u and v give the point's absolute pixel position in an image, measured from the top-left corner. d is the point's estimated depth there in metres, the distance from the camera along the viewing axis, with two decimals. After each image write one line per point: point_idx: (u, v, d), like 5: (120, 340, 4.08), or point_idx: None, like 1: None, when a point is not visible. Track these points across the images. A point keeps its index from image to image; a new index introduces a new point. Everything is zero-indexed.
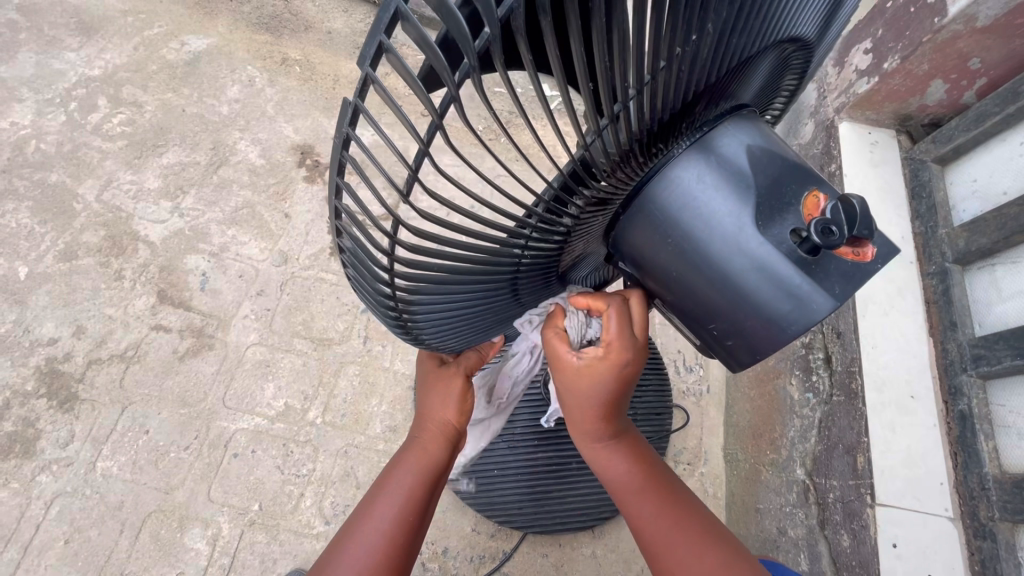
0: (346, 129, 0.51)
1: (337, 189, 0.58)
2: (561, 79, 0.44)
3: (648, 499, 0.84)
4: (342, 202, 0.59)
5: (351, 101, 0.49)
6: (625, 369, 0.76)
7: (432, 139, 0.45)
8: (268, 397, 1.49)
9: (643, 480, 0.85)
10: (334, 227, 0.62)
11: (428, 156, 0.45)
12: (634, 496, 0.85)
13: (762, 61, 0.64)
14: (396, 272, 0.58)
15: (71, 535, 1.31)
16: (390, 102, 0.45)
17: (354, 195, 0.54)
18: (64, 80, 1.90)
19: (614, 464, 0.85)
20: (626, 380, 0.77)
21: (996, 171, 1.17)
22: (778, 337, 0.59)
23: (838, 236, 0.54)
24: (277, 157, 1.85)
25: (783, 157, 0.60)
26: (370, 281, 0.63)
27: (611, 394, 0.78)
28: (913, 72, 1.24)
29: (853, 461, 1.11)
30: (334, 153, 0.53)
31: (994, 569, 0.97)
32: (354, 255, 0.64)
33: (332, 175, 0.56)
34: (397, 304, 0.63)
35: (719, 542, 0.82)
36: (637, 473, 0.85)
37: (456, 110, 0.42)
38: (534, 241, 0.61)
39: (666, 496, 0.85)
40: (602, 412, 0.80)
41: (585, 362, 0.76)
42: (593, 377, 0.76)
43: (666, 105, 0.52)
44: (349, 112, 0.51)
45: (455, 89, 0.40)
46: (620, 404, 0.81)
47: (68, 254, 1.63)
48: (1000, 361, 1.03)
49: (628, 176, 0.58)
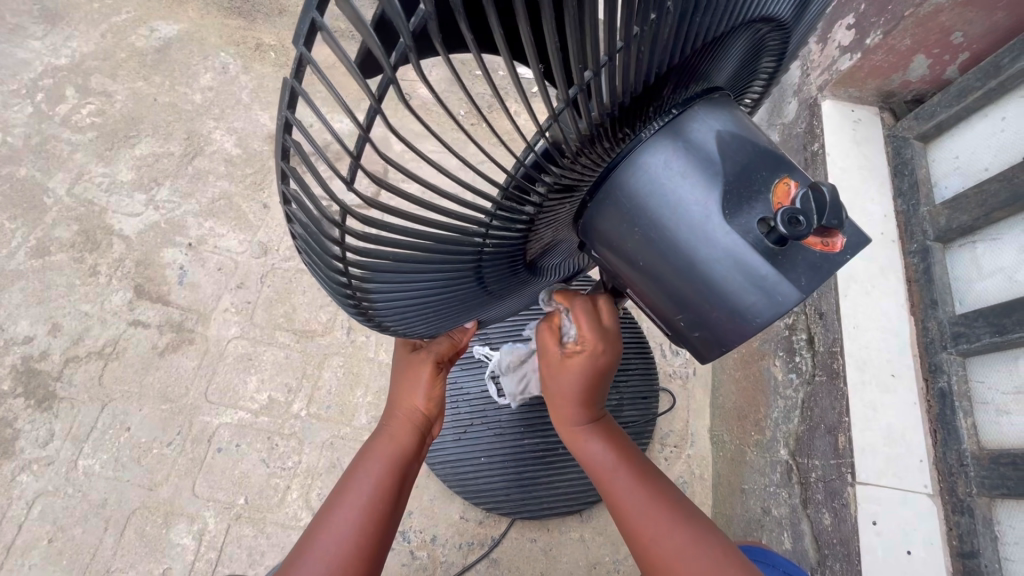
0: (285, 112, 0.49)
1: (284, 173, 0.56)
2: (508, 60, 0.41)
3: (626, 473, 0.86)
4: (291, 187, 0.57)
5: (288, 81, 0.47)
6: (600, 361, 0.82)
7: (373, 123, 0.43)
8: (251, 390, 1.48)
9: (620, 458, 0.87)
10: (286, 211, 0.61)
11: (368, 141, 0.43)
12: (612, 473, 0.86)
13: (735, 41, 0.62)
14: (348, 261, 0.57)
15: (55, 533, 1.30)
16: (325, 84, 0.42)
17: (299, 180, 0.52)
18: (29, 70, 1.84)
19: (592, 448, 0.88)
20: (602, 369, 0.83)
21: (978, 147, 1.16)
22: (744, 329, 0.57)
23: (806, 226, 0.53)
24: (254, 146, 1.81)
25: (754, 142, 0.59)
26: (326, 269, 0.62)
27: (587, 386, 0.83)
28: (896, 47, 1.22)
29: (835, 440, 1.12)
30: (278, 137, 0.51)
31: (971, 544, 0.98)
32: (307, 241, 0.62)
33: (278, 160, 0.54)
34: (354, 292, 0.62)
35: (696, 524, 0.82)
36: (615, 454, 0.87)
37: (395, 93, 0.40)
38: (496, 229, 0.59)
39: (644, 472, 0.87)
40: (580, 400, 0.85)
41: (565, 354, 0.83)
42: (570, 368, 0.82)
43: (629, 88, 0.50)
44: (289, 94, 0.48)
45: (392, 71, 0.38)
46: (600, 391, 0.87)
47: (41, 250, 1.59)
48: (979, 339, 1.03)
49: (593, 163, 0.57)
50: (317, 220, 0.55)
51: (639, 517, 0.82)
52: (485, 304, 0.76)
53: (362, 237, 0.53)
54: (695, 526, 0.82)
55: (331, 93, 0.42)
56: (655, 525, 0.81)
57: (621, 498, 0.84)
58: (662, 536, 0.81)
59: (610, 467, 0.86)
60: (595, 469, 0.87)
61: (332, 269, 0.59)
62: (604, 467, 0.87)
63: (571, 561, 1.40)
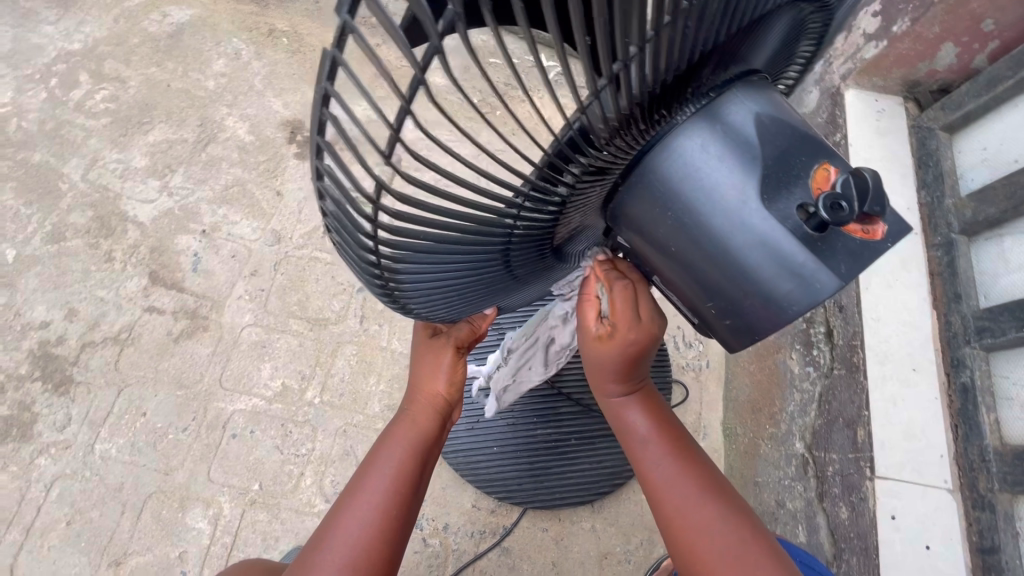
0: (324, 84, 0.48)
1: (318, 149, 0.55)
2: (556, 37, 0.40)
3: (658, 446, 0.85)
4: (323, 163, 0.56)
5: (328, 51, 0.46)
6: (633, 346, 0.80)
7: (415, 95, 0.42)
8: (265, 377, 1.49)
9: (657, 430, 0.87)
10: (317, 187, 0.60)
11: (409, 113, 0.42)
12: (650, 443, 0.86)
13: (775, 22, 0.60)
14: (379, 239, 0.56)
15: (73, 516, 1.32)
16: (367, 53, 0.41)
17: (334, 154, 0.51)
18: (43, 55, 1.84)
19: (630, 416, 0.88)
20: (636, 354, 0.81)
21: (1007, 138, 1.14)
22: (778, 317, 0.56)
23: (848, 212, 0.52)
24: (267, 133, 1.80)
25: (792, 126, 0.57)
26: (355, 248, 0.61)
27: (627, 363, 0.82)
28: (924, 36, 1.19)
29: (853, 434, 1.11)
30: (314, 111, 0.50)
31: (992, 540, 0.97)
32: (337, 219, 0.61)
33: (313, 135, 0.53)
34: (383, 272, 0.61)
35: (740, 514, 0.80)
36: (652, 424, 0.87)
37: (440, 63, 0.39)
38: (527, 211, 0.58)
39: (679, 446, 0.86)
40: (618, 374, 0.85)
41: (598, 334, 0.82)
42: (605, 348, 0.81)
43: (671, 65, 0.49)
44: (328, 65, 0.47)
45: (438, 40, 0.37)
46: (640, 365, 0.85)
47: (56, 236, 1.60)
48: (1004, 333, 1.02)
49: (628, 145, 0.56)
50: (349, 197, 0.54)
51: (666, 490, 0.82)
52: (511, 288, 0.74)
53: (395, 216, 0.52)
54: (739, 517, 0.79)
55: (373, 63, 0.41)
56: (698, 511, 0.79)
57: (648, 470, 0.84)
58: (704, 521, 0.79)
59: (645, 437, 0.86)
60: (628, 438, 0.88)
61: (362, 248, 0.58)
62: (641, 435, 0.87)
63: (583, 551, 1.41)
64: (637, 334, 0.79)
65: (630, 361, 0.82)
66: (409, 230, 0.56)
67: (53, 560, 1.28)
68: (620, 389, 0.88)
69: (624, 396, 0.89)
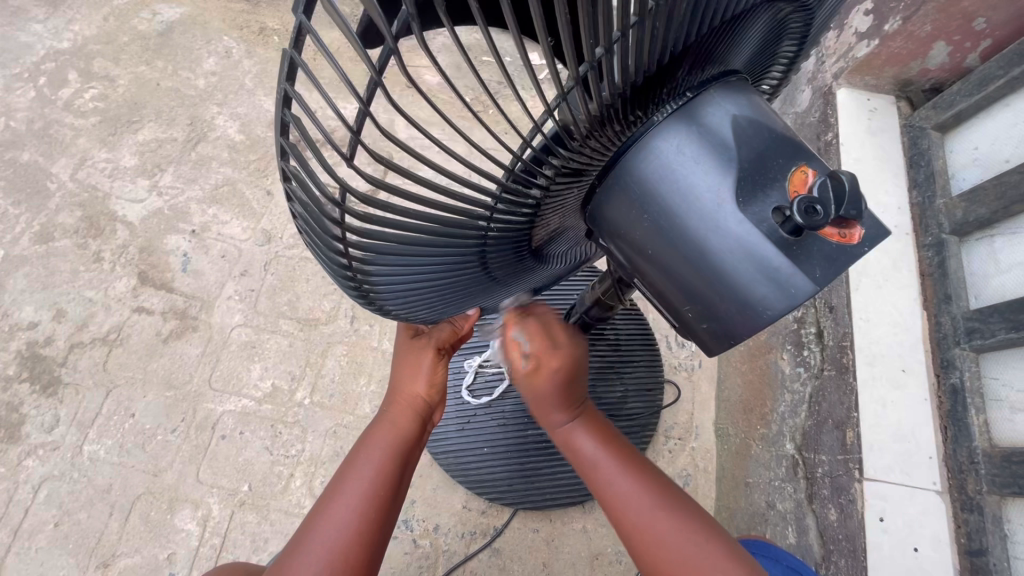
0: (284, 85, 0.47)
1: (284, 150, 0.54)
2: (519, 36, 0.39)
3: (613, 465, 0.84)
4: (290, 164, 0.55)
5: (287, 53, 0.45)
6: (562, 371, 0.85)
7: (373, 97, 0.41)
8: (255, 377, 1.48)
9: (608, 451, 0.86)
10: (286, 189, 0.59)
11: (369, 116, 0.40)
12: (603, 465, 0.85)
13: (754, 21, 0.60)
14: (349, 243, 0.55)
15: (61, 518, 1.31)
16: (325, 54, 0.40)
17: (299, 155, 0.50)
18: (31, 53, 1.82)
19: (581, 441, 0.87)
20: (568, 379, 0.86)
21: (999, 139, 1.13)
22: (755, 321, 0.55)
23: (823, 215, 0.51)
24: (257, 132, 1.79)
25: (770, 128, 0.56)
26: (326, 250, 0.61)
27: (563, 390, 0.86)
28: (915, 35, 1.18)
29: (842, 435, 1.11)
30: (276, 113, 0.49)
31: (980, 542, 0.97)
32: (308, 221, 0.60)
33: (278, 136, 0.52)
34: (355, 274, 0.60)
35: (704, 525, 0.79)
36: (602, 445, 0.86)
37: (398, 63, 0.37)
38: (500, 213, 0.57)
39: (634, 464, 0.85)
40: (559, 402, 0.87)
41: (529, 369, 0.85)
42: (540, 381, 0.85)
43: (643, 66, 0.48)
44: (287, 65, 0.46)
45: (392, 41, 0.36)
46: (577, 388, 0.88)
47: (45, 236, 1.59)
48: (994, 334, 1.01)
49: (603, 146, 0.55)
50: (317, 199, 0.53)
51: (627, 507, 0.80)
52: (489, 290, 0.74)
53: (363, 218, 0.51)
54: (703, 529, 0.78)
55: (330, 64, 0.40)
56: (659, 527, 0.78)
57: (607, 490, 0.83)
58: (666, 536, 0.77)
59: (599, 459, 0.85)
60: (583, 463, 0.87)
61: (332, 250, 0.57)
62: (592, 459, 0.86)
63: (574, 552, 1.40)
64: (561, 359, 0.85)
65: (565, 387, 0.86)
66: (379, 233, 0.55)
67: (40, 562, 1.27)
68: (564, 416, 0.88)
69: (572, 422, 0.88)
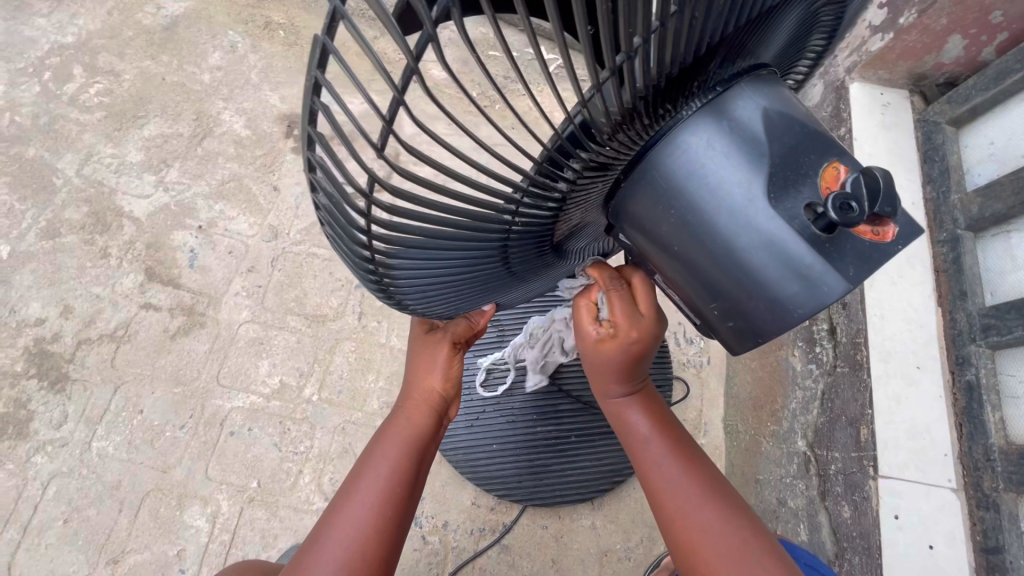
0: (315, 72, 0.46)
1: (309, 139, 0.53)
2: (558, 26, 0.38)
3: (660, 446, 0.83)
4: (315, 154, 0.55)
5: (319, 38, 0.44)
6: (636, 346, 0.80)
7: (407, 85, 0.40)
8: (263, 374, 1.47)
9: (658, 430, 0.85)
10: (309, 179, 0.58)
11: (403, 105, 0.40)
12: (650, 443, 0.84)
13: (786, 15, 0.59)
14: (373, 235, 0.54)
15: (70, 514, 1.31)
16: (360, 41, 0.39)
17: (325, 144, 0.49)
18: (36, 48, 1.81)
19: (631, 416, 0.86)
20: (638, 353, 0.80)
21: (1015, 133, 1.11)
22: (783, 319, 0.54)
23: (858, 212, 0.50)
24: (263, 128, 1.78)
25: (801, 122, 0.56)
26: (347, 242, 0.60)
27: (630, 363, 0.81)
28: (931, 28, 1.17)
29: (857, 433, 1.10)
30: (305, 101, 0.49)
31: (996, 540, 0.96)
32: (330, 212, 0.60)
33: (304, 124, 0.51)
34: (376, 267, 0.59)
35: (740, 513, 0.79)
36: (652, 424, 0.85)
37: (434, 51, 0.37)
38: (525, 207, 0.57)
39: (682, 449, 0.84)
40: (620, 375, 0.83)
41: (600, 337, 0.81)
42: (608, 351, 0.80)
43: (677, 58, 0.47)
44: (318, 52, 0.46)
45: (431, 26, 0.36)
46: (642, 364, 0.84)
47: (51, 232, 1.58)
48: (1010, 331, 1.00)
49: (631, 140, 0.54)
50: (341, 189, 0.52)
51: (668, 492, 0.80)
52: (509, 285, 0.73)
53: (388, 211, 0.51)
54: (739, 518, 0.78)
55: (365, 51, 0.39)
56: (698, 511, 0.78)
57: (650, 471, 0.83)
58: (703, 520, 0.78)
59: (648, 438, 0.84)
60: (630, 439, 0.86)
61: (354, 242, 0.57)
62: (642, 436, 0.85)
63: (583, 548, 1.40)
64: (637, 333, 0.79)
65: (631, 362, 0.81)
66: (403, 225, 0.54)
67: (50, 559, 1.27)
68: (622, 388, 0.85)
69: (626, 396, 0.87)
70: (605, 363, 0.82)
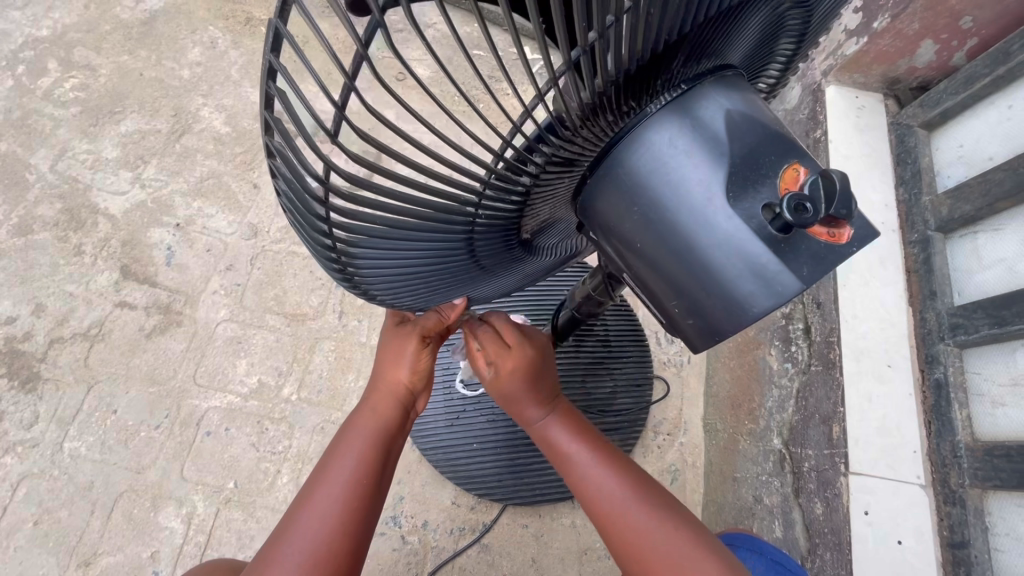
0: (269, 55, 0.46)
1: (268, 124, 0.52)
2: (506, 10, 0.39)
3: (585, 451, 0.84)
4: (274, 139, 0.54)
5: (272, 23, 0.44)
6: (529, 365, 0.88)
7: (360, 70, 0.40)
8: (241, 373, 1.46)
9: (578, 436, 0.86)
10: (270, 166, 0.58)
11: (354, 90, 0.40)
12: (573, 452, 0.85)
13: (752, 16, 0.59)
14: (333, 222, 0.54)
15: (40, 516, 1.29)
16: (312, 24, 0.40)
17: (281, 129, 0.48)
18: (9, 41, 1.78)
19: (554, 432, 0.87)
20: (535, 373, 0.88)
21: (983, 136, 1.14)
22: (740, 318, 0.55)
23: (812, 213, 0.51)
24: (243, 124, 1.76)
25: (763, 123, 0.56)
26: (309, 230, 0.59)
27: (533, 383, 0.87)
28: (904, 32, 1.19)
29: (829, 430, 1.11)
30: (261, 84, 0.48)
31: (962, 534, 0.98)
32: (291, 199, 0.59)
33: (262, 109, 0.50)
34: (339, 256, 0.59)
35: (673, 513, 0.79)
36: (573, 433, 0.87)
37: (383, 36, 0.38)
38: (489, 199, 0.57)
39: (610, 456, 0.84)
40: (534, 400, 0.88)
41: (495, 370, 0.88)
42: (507, 379, 0.87)
43: (636, 54, 0.48)
44: (273, 36, 0.45)
45: (379, 13, 0.37)
46: (547, 382, 0.90)
47: (24, 228, 1.55)
48: (977, 330, 1.02)
49: (596, 136, 0.54)
50: (300, 176, 0.51)
51: (595, 492, 0.81)
52: (479, 278, 0.73)
53: (346, 198, 0.50)
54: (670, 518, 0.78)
55: (317, 36, 0.39)
56: (626, 512, 0.78)
57: (575, 478, 0.83)
58: (633, 521, 0.78)
59: (570, 446, 0.85)
60: (555, 454, 0.87)
61: (316, 230, 0.56)
62: (565, 447, 0.86)
63: (563, 547, 1.40)
64: (527, 355, 0.88)
65: (533, 381, 0.88)
66: (365, 214, 0.54)
67: (19, 561, 1.25)
68: (539, 410, 0.88)
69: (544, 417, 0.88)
70: (513, 390, 0.87)
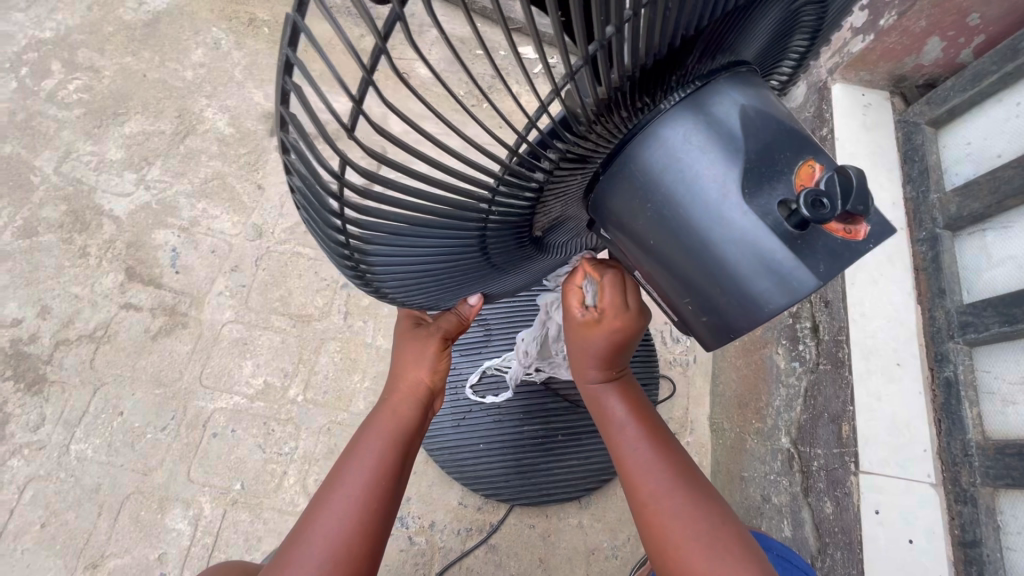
0: (285, 49, 0.45)
1: (283, 120, 0.52)
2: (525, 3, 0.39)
3: (637, 432, 0.84)
4: (289, 135, 0.53)
5: (290, 17, 0.44)
6: (618, 334, 0.82)
7: (377, 65, 0.40)
8: (246, 375, 1.46)
9: (633, 415, 0.86)
10: (284, 161, 0.57)
11: (372, 85, 0.40)
12: (630, 431, 0.84)
13: (765, 12, 0.59)
14: (347, 218, 0.54)
15: (47, 518, 1.29)
16: (331, 19, 0.39)
17: (296, 124, 0.48)
18: (13, 43, 1.78)
19: (609, 402, 0.87)
20: (620, 341, 0.83)
21: (991, 133, 1.14)
22: (754, 316, 0.54)
23: (829, 209, 0.50)
24: (246, 125, 1.75)
25: (777, 119, 0.56)
26: (322, 226, 0.59)
27: (611, 349, 0.83)
28: (911, 30, 1.18)
29: (838, 429, 1.11)
30: (277, 79, 0.48)
31: (974, 533, 0.98)
32: (305, 195, 0.59)
33: (277, 105, 0.50)
34: (353, 253, 0.59)
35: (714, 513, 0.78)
36: (630, 411, 0.86)
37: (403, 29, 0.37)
38: (502, 196, 0.56)
39: (658, 437, 0.84)
40: (599, 364, 0.86)
41: (585, 319, 0.83)
42: (590, 334, 0.82)
43: (652, 49, 0.47)
44: (290, 30, 0.45)
45: (399, 5, 0.36)
46: (621, 355, 0.86)
47: (28, 230, 1.55)
48: (986, 329, 1.02)
49: (609, 132, 0.54)
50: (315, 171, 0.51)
51: (641, 474, 0.81)
52: (491, 276, 0.72)
53: (360, 195, 0.50)
54: (714, 517, 0.77)
55: (336, 32, 0.39)
56: (670, 500, 0.78)
57: (627, 457, 0.83)
58: (675, 511, 0.77)
59: (624, 422, 0.85)
60: (606, 423, 0.87)
61: (330, 227, 0.56)
62: (619, 421, 0.86)
63: (570, 547, 1.40)
64: (623, 322, 0.81)
65: (615, 347, 0.83)
66: (379, 210, 0.54)
67: (27, 564, 1.25)
68: (599, 375, 0.87)
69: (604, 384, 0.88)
70: (586, 345, 0.84)
